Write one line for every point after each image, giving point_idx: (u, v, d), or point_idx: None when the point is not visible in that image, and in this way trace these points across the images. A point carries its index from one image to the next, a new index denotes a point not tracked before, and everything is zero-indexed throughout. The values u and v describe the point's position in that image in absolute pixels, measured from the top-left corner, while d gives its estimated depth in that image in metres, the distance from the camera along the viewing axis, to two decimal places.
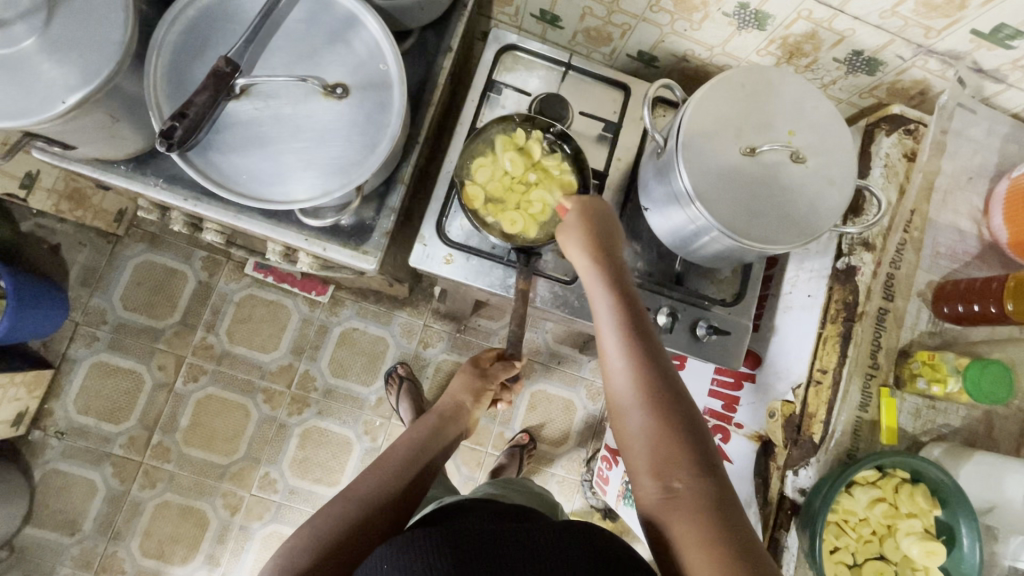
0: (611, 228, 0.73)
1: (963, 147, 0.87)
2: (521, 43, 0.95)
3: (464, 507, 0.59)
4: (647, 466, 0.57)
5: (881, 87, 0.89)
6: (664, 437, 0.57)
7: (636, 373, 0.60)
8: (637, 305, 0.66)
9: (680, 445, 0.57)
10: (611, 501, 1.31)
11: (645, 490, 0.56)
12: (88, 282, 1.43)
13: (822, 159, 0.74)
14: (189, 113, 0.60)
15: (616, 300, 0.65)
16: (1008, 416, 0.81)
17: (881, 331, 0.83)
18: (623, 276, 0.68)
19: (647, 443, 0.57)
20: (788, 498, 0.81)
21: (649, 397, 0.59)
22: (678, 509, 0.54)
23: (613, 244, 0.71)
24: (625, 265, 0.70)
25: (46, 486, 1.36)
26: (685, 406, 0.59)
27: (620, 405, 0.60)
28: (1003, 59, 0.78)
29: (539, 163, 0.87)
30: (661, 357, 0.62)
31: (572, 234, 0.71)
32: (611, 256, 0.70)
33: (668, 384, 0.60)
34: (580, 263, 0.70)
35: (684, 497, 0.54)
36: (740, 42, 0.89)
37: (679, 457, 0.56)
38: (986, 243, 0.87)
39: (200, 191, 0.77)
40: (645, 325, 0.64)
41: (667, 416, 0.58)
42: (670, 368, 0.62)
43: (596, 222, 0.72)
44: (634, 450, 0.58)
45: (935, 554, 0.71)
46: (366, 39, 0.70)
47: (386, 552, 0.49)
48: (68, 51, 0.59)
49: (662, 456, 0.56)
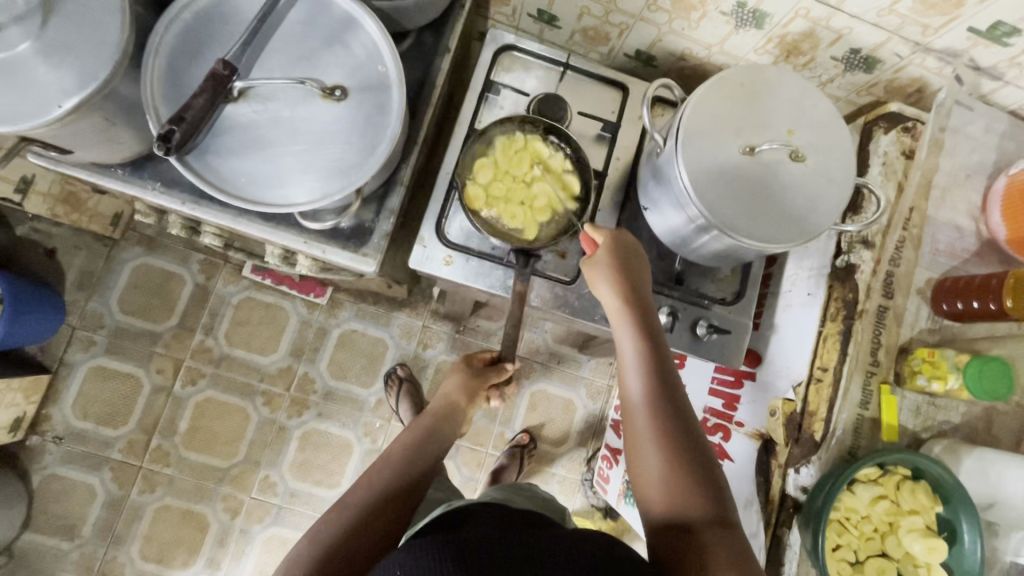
0: (638, 262, 0.75)
1: (961, 144, 0.87)
2: (519, 43, 0.95)
3: (470, 511, 0.59)
4: (661, 498, 0.58)
5: (879, 85, 0.89)
6: (681, 473, 0.59)
7: (654, 407, 0.63)
8: (660, 343, 0.68)
9: (695, 482, 0.58)
10: (612, 500, 1.32)
11: (659, 522, 0.58)
12: (84, 286, 1.43)
13: (822, 158, 0.74)
14: (187, 116, 0.60)
15: (640, 334, 0.68)
16: (1008, 412, 0.82)
17: (881, 329, 0.83)
18: (648, 312, 0.70)
19: (664, 479, 0.59)
20: (790, 496, 0.82)
21: (667, 432, 0.61)
22: (689, 543, 0.55)
23: (638, 278, 0.73)
24: (650, 301, 0.72)
25: (45, 492, 1.35)
26: (700, 442, 0.61)
27: (638, 437, 0.62)
28: (1001, 56, 0.78)
29: (542, 160, 0.86)
30: (680, 396, 0.64)
31: (598, 265, 0.73)
32: (636, 290, 0.72)
33: (685, 421, 0.62)
34: (605, 295, 0.72)
35: (698, 532, 0.55)
36: (738, 41, 0.89)
37: (694, 493, 0.58)
38: (984, 240, 0.87)
39: (198, 194, 0.76)
40: (666, 363, 0.66)
41: (683, 452, 0.60)
42: (688, 407, 0.64)
43: (623, 255, 0.74)
44: (649, 482, 0.60)
45: (936, 550, 0.71)
46: (364, 41, 0.70)
47: (395, 559, 0.48)
48: (64, 55, 0.59)
49: (676, 490, 0.58)
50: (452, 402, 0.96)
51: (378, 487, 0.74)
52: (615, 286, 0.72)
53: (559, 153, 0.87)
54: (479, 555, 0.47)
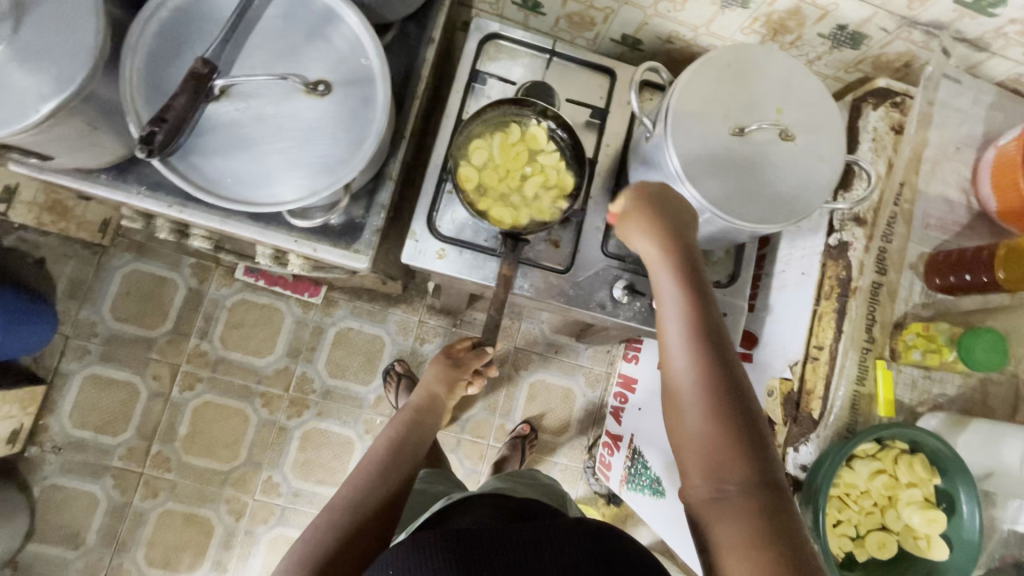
0: (685, 216, 0.69)
1: (950, 118, 0.87)
2: (504, 32, 0.93)
3: (469, 505, 0.58)
4: (701, 461, 0.57)
5: (866, 61, 0.89)
6: (724, 435, 0.56)
7: (697, 371, 0.59)
8: (708, 298, 0.63)
9: (739, 450, 0.56)
10: (615, 486, 1.33)
11: (698, 484, 0.57)
12: (76, 294, 1.41)
13: (811, 136, 0.74)
14: (168, 117, 0.59)
15: (684, 292, 0.63)
16: (1003, 382, 0.82)
17: (875, 306, 0.83)
18: (693, 267, 0.65)
19: (704, 440, 0.57)
20: (791, 476, 0.81)
21: (711, 399, 0.58)
22: (726, 510, 0.54)
23: (687, 236, 0.68)
24: (697, 257, 0.67)
25: (46, 502, 1.35)
26: (748, 403, 0.58)
27: (679, 399, 0.60)
28: (987, 28, 0.78)
29: (539, 155, 0.87)
30: (727, 358, 0.60)
31: (637, 221, 0.69)
32: (680, 245, 0.67)
33: (731, 385, 0.58)
34: (647, 248, 0.68)
35: (739, 500, 0.54)
36: (724, 22, 0.88)
37: (737, 462, 0.55)
38: (975, 212, 0.87)
39: (185, 196, 0.75)
40: (713, 322, 0.62)
41: (726, 420, 0.57)
42: (736, 370, 0.60)
43: (667, 210, 0.69)
44: (690, 447, 0.58)
45: (935, 522, 0.72)
46: (346, 33, 0.69)
47: (392, 555, 0.49)
48: (41, 59, 0.58)
49: (717, 457, 0.56)
50: (431, 395, 0.96)
51: (363, 488, 0.74)
52: (658, 242, 0.67)
53: (557, 151, 0.87)
54: (474, 550, 0.47)
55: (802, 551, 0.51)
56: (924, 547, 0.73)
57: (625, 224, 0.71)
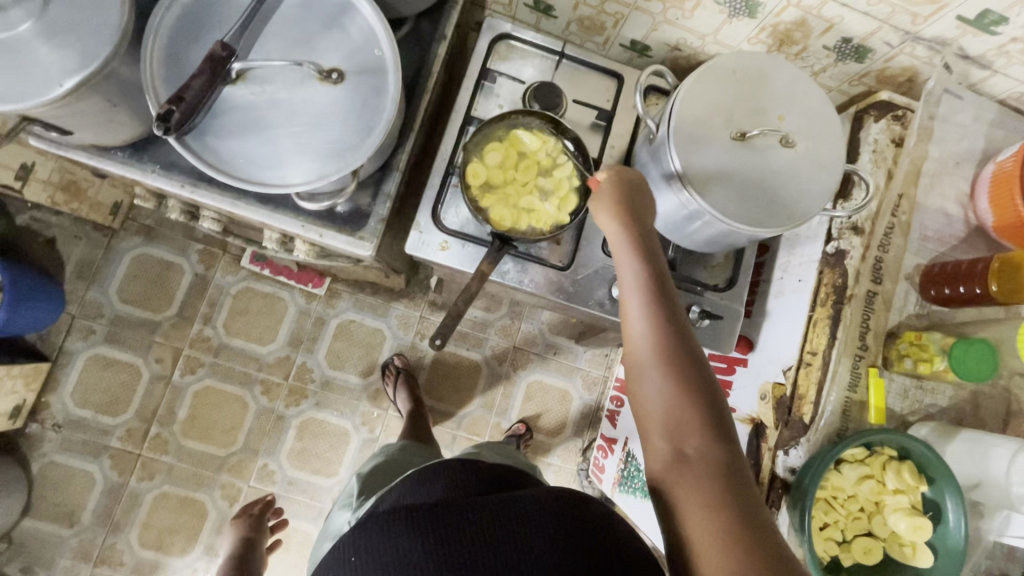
0: (645, 198, 0.74)
1: (951, 133, 0.88)
2: (515, 32, 0.95)
3: (436, 467, 0.58)
4: (659, 429, 0.60)
5: (870, 75, 0.90)
6: (679, 400, 0.60)
7: (658, 345, 0.63)
8: (664, 273, 0.68)
9: (696, 416, 0.59)
10: (606, 489, 1.34)
11: (657, 451, 0.60)
12: (84, 275, 1.43)
13: (811, 144, 0.76)
14: (186, 96, 0.61)
15: (644, 270, 0.67)
16: (994, 396, 0.83)
17: (870, 313, 0.84)
18: (652, 248, 0.70)
19: (662, 407, 0.60)
20: (779, 477, 0.82)
21: (670, 370, 0.61)
22: (687, 474, 0.57)
23: (645, 216, 0.72)
24: (655, 240, 0.71)
25: (44, 479, 1.36)
26: (701, 369, 0.62)
27: (639, 367, 0.63)
28: (989, 45, 0.80)
29: (551, 168, 0.87)
30: (684, 333, 0.64)
31: (604, 204, 0.72)
32: (641, 225, 0.71)
33: (688, 358, 0.62)
34: (611, 229, 0.71)
35: (697, 464, 0.57)
36: (731, 31, 0.90)
37: (695, 430, 0.59)
38: (973, 227, 0.88)
39: (197, 177, 0.78)
40: (669, 295, 0.66)
41: (682, 384, 0.61)
42: (693, 343, 0.64)
43: (630, 189, 0.73)
44: (650, 414, 0.61)
45: (921, 528, 0.72)
46: (361, 24, 0.71)
47: (356, 544, 0.50)
48: (68, 36, 0.60)
49: (677, 425, 0.59)
50: None
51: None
52: (621, 224, 0.70)
53: (569, 163, 0.87)
54: (435, 529, 0.48)
55: (754, 502, 0.55)
56: (910, 553, 0.73)
57: (592, 207, 0.74)
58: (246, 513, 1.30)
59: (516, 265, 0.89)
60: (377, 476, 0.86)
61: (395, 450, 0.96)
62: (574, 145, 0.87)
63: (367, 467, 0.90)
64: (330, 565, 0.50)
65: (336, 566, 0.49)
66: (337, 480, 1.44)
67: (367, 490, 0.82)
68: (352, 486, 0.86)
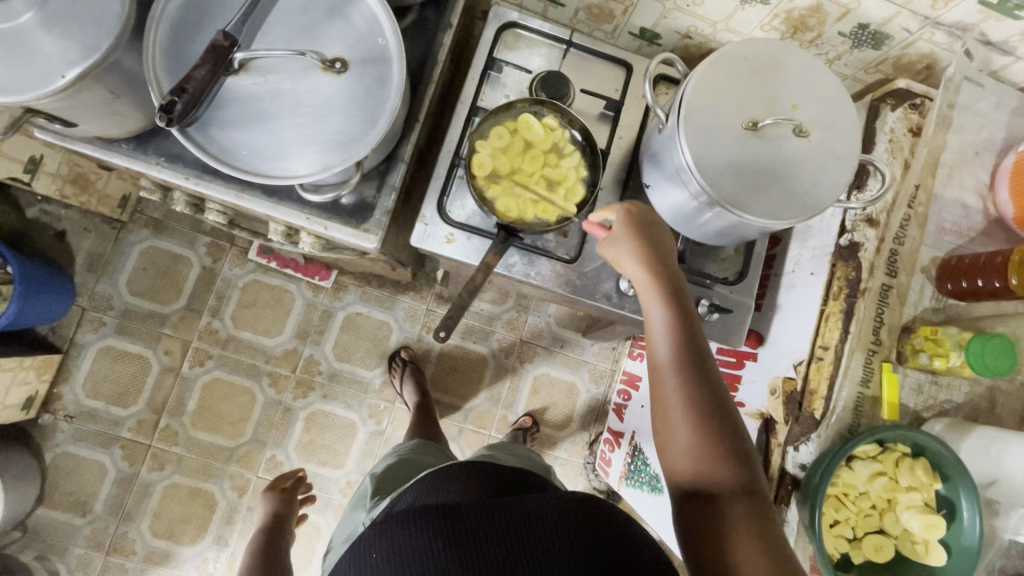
0: (666, 238, 0.73)
1: (970, 121, 0.86)
2: (522, 21, 0.94)
3: (454, 469, 0.58)
4: (691, 476, 0.61)
5: (887, 62, 0.88)
6: (711, 449, 0.61)
7: (687, 390, 0.64)
8: (691, 321, 0.68)
9: (727, 465, 0.60)
10: (613, 483, 1.33)
11: (688, 498, 0.61)
12: (94, 268, 1.44)
13: (825, 133, 0.74)
14: (189, 87, 0.61)
15: (673, 317, 0.68)
16: (1011, 391, 0.81)
17: (883, 308, 0.82)
18: (679, 293, 0.70)
19: (693, 454, 0.61)
20: (789, 474, 0.81)
21: (698, 418, 0.62)
22: (723, 526, 0.58)
23: (667, 256, 0.72)
24: (680, 280, 0.71)
25: (57, 469, 1.38)
26: (732, 420, 0.63)
27: (669, 415, 0.64)
28: (1012, 30, 0.77)
29: (558, 158, 0.86)
30: (713, 380, 0.65)
31: (627, 243, 0.72)
32: (667, 268, 0.71)
33: (720, 408, 0.63)
34: (634, 271, 0.71)
35: (731, 509, 0.58)
36: (744, 18, 0.87)
37: (726, 478, 0.60)
38: (991, 218, 0.86)
39: (202, 168, 0.77)
40: (697, 344, 0.67)
41: (714, 433, 0.61)
42: (722, 390, 0.65)
43: (652, 229, 0.72)
44: (680, 460, 0.62)
45: (934, 526, 0.71)
46: (364, 13, 0.69)
47: (375, 541, 0.49)
48: (69, 26, 0.60)
49: (708, 472, 0.60)
50: None
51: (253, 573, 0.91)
52: (646, 266, 0.70)
53: (577, 154, 0.85)
54: (460, 530, 0.47)
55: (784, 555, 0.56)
56: (921, 552, 0.72)
57: (609, 247, 0.73)
58: (277, 487, 1.23)
59: (522, 257, 0.88)
60: (391, 478, 0.85)
61: (408, 449, 0.96)
62: (580, 136, 0.87)
63: (380, 467, 0.91)
64: (348, 564, 0.50)
65: (355, 564, 0.49)
66: (345, 471, 1.45)
67: (381, 489, 0.83)
68: (365, 487, 0.87)
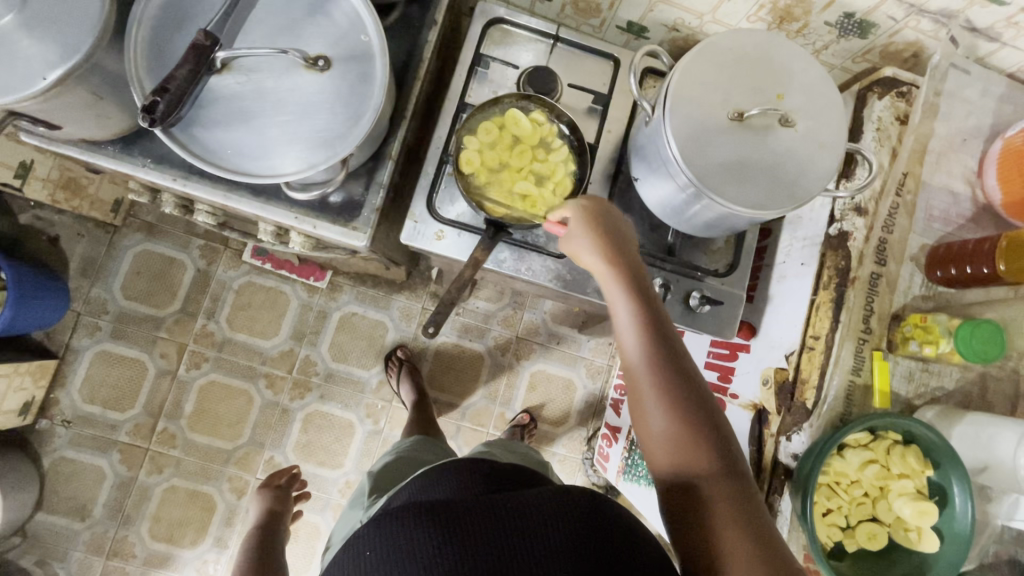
0: (623, 227, 0.74)
1: (957, 108, 0.86)
2: (509, 16, 0.94)
3: (450, 465, 0.58)
4: (669, 463, 0.61)
5: (874, 50, 0.88)
6: (685, 433, 0.61)
7: (657, 378, 0.64)
8: (655, 306, 0.69)
9: (702, 447, 0.60)
10: (611, 478, 1.34)
11: (669, 485, 0.61)
12: (88, 272, 1.44)
13: (811, 122, 0.73)
14: (171, 87, 0.60)
15: (636, 305, 0.68)
16: (1003, 377, 0.81)
17: (873, 297, 0.82)
18: (639, 280, 0.70)
19: (669, 441, 0.61)
20: (782, 463, 0.82)
21: (669, 401, 0.62)
22: (706, 510, 0.57)
23: (625, 244, 0.73)
24: (640, 266, 0.72)
25: (55, 474, 1.38)
26: (704, 400, 0.63)
27: (642, 404, 0.64)
28: (997, 16, 0.77)
29: (546, 153, 0.86)
30: (681, 362, 0.65)
31: (583, 238, 0.72)
32: (626, 257, 0.72)
33: (689, 390, 0.63)
34: (595, 265, 0.72)
35: (710, 489, 0.58)
36: (730, 9, 0.87)
37: (702, 460, 0.60)
38: (980, 205, 0.86)
39: (189, 169, 0.77)
40: (663, 328, 0.67)
41: (687, 416, 0.62)
42: (691, 371, 0.65)
43: (605, 220, 0.73)
44: (657, 448, 0.62)
45: (927, 513, 0.71)
46: (346, 10, 0.69)
47: (370, 538, 0.49)
48: (49, 28, 0.59)
49: (683, 456, 0.60)
50: None
51: (250, 566, 0.90)
52: (605, 257, 0.71)
53: (565, 149, 0.86)
54: (454, 527, 0.47)
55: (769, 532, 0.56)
56: (915, 539, 0.72)
57: (569, 245, 0.74)
58: (271, 485, 1.25)
59: (512, 253, 0.88)
60: (389, 475, 0.86)
61: (406, 446, 0.96)
62: (568, 129, 0.87)
63: (379, 464, 0.91)
64: (344, 561, 0.50)
65: (350, 562, 0.49)
66: (343, 471, 1.45)
67: (379, 487, 0.83)
68: (363, 485, 0.87)
